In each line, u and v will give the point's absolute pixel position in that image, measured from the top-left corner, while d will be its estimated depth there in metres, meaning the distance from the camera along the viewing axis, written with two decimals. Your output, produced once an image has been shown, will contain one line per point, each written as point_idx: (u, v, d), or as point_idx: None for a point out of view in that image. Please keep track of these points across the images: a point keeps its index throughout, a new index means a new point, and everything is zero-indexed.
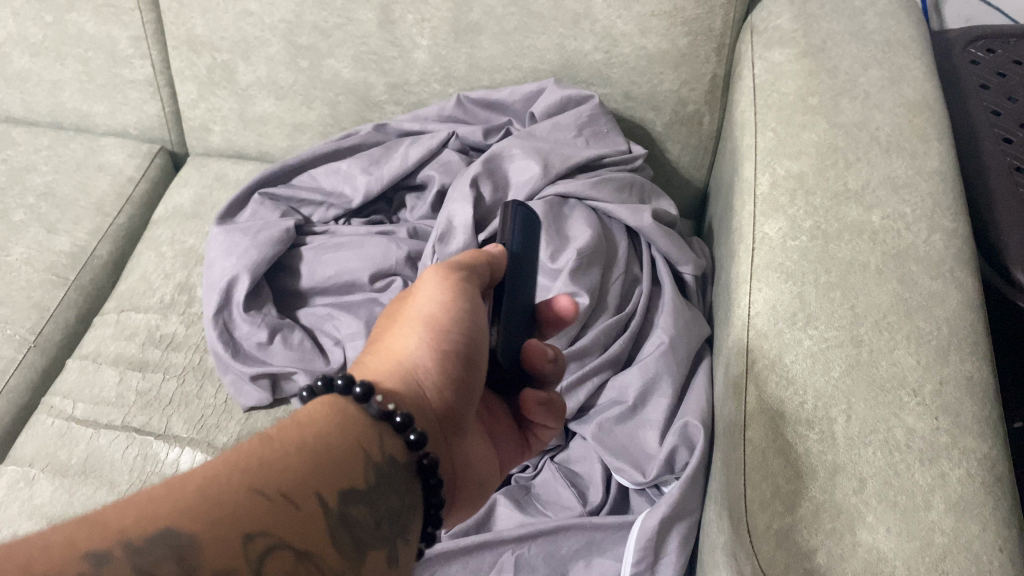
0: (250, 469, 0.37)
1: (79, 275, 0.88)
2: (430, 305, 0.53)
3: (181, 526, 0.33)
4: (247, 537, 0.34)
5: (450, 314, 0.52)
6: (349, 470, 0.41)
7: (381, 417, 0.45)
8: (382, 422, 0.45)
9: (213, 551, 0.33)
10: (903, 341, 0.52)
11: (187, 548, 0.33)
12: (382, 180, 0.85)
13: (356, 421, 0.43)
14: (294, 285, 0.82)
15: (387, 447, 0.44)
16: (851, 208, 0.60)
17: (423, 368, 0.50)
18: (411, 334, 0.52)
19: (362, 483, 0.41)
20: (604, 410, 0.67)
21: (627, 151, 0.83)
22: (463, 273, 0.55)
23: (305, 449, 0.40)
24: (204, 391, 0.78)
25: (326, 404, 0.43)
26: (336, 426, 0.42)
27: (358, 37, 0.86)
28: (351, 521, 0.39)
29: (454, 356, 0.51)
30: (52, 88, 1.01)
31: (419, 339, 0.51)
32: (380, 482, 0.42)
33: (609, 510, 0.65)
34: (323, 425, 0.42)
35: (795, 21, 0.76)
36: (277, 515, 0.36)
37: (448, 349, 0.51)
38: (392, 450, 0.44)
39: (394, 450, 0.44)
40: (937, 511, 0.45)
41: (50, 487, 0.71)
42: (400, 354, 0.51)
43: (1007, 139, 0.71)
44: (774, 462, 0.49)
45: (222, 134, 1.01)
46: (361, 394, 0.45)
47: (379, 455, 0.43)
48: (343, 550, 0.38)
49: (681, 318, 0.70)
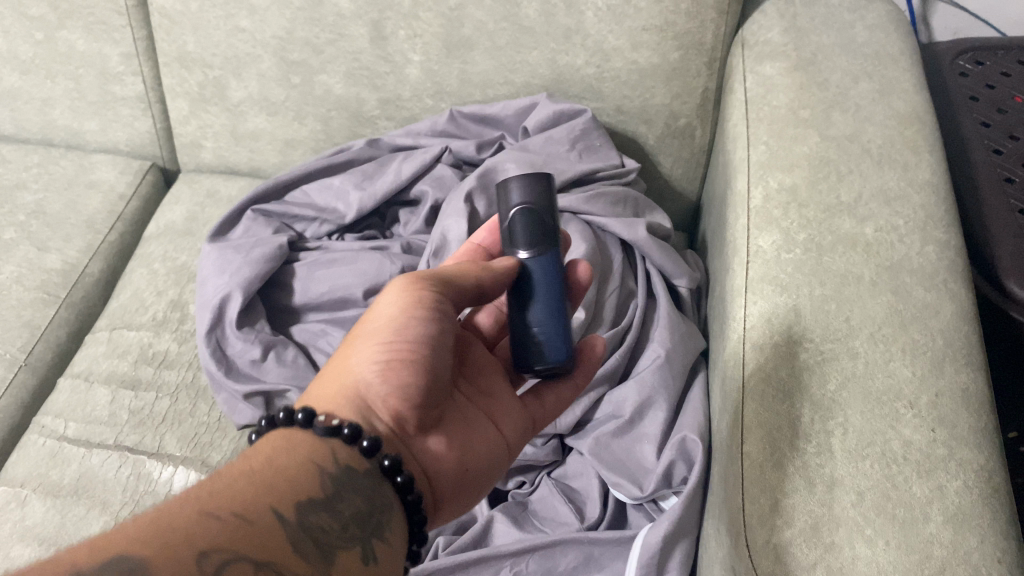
0: (199, 496, 0.38)
1: (70, 293, 0.88)
2: (380, 317, 0.51)
3: (134, 549, 0.34)
4: (202, 552, 0.35)
5: (396, 324, 0.50)
6: (304, 483, 0.42)
7: (328, 434, 0.45)
8: (331, 438, 0.46)
9: (168, 567, 0.33)
10: (899, 353, 0.52)
11: (141, 566, 0.33)
12: (375, 195, 0.85)
13: (302, 442, 0.45)
14: (287, 302, 0.81)
15: (341, 457, 0.45)
16: (844, 220, 0.60)
17: (364, 384, 0.49)
18: (358, 349, 0.51)
19: (321, 492, 0.42)
20: (601, 424, 0.67)
21: (620, 166, 0.84)
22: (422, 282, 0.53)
23: (254, 474, 0.41)
24: (198, 410, 0.78)
25: (273, 438, 0.45)
26: (284, 452, 0.44)
27: (350, 53, 0.86)
28: (313, 530, 0.40)
29: (402, 366, 0.49)
30: (42, 106, 1.01)
31: (364, 355, 0.50)
32: (342, 487, 0.43)
33: (607, 526, 0.65)
34: (270, 454, 0.43)
35: (784, 34, 0.77)
36: (231, 531, 0.37)
37: (392, 363, 0.49)
38: (346, 460, 0.45)
39: (349, 459, 0.45)
40: (935, 523, 0.45)
41: (41, 508, 0.70)
42: (344, 374, 0.50)
43: (996, 150, 0.72)
44: (772, 476, 0.49)
45: (214, 150, 1.01)
46: (302, 419, 0.46)
47: (333, 465, 0.44)
48: (308, 555, 0.39)
49: (678, 332, 0.70)
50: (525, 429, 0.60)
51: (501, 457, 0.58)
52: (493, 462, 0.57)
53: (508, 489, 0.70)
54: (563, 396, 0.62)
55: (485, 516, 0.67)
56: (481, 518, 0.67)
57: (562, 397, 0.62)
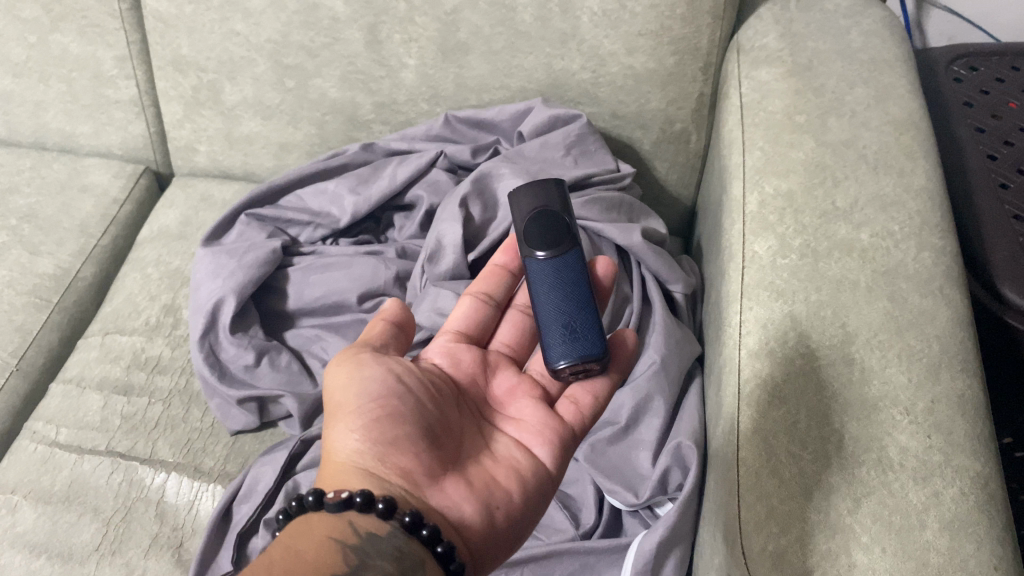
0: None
1: (63, 297, 0.87)
2: (338, 392, 0.53)
3: None
4: None
5: (349, 390, 0.52)
6: (325, 563, 0.44)
7: (341, 507, 0.47)
8: (346, 510, 0.47)
9: None
10: (895, 359, 0.52)
11: None
12: (369, 200, 0.85)
13: (319, 523, 0.47)
14: (282, 307, 0.81)
15: (360, 527, 0.46)
16: (840, 226, 0.60)
17: (350, 456, 0.50)
18: (334, 426, 0.52)
19: (343, 566, 0.44)
20: (596, 430, 0.66)
21: (615, 170, 0.83)
22: (360, 352, 0.55)
23: (278, 564, 0.43)
24: (190, 415, 0.77)
25: (294, 528, 0.47)
26: (305, 538, 0.46)
27: (344, 57, 0.86)
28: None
29: (376, 420, 0.51)
30: (35, 109, 1.01)
31: (344, 429, 0.51)
32: (365, 556, 0.45)
33: (602, 533, 0.65)
34: (293, 543, 0.45)
35: (780, 40, 0.77)
36: None
37: (365, 421, 0.51)
38: (366, 528, 0.46)
39: (369, 526, 0.46)
40: (932, 530, 0.45)
41: (33, 515, 0.69)
42: (334, 456, 0.51)
43: (991, 156, 0.72)
44: (768, 483, 0.49)
45: (208, 154, 1.01)
46: (314, 501, 0.48)
47: (353, 538, 0.46)
48: None
49: (673, 338, 0.69)
50: (563, 443, 0.57)
51: (541, 478, 0.55)
52: (530, 491, 0.54)
53: None
54: (595, 388, 0.60)
55: None
56: None
57: (592, 391, 0.60)
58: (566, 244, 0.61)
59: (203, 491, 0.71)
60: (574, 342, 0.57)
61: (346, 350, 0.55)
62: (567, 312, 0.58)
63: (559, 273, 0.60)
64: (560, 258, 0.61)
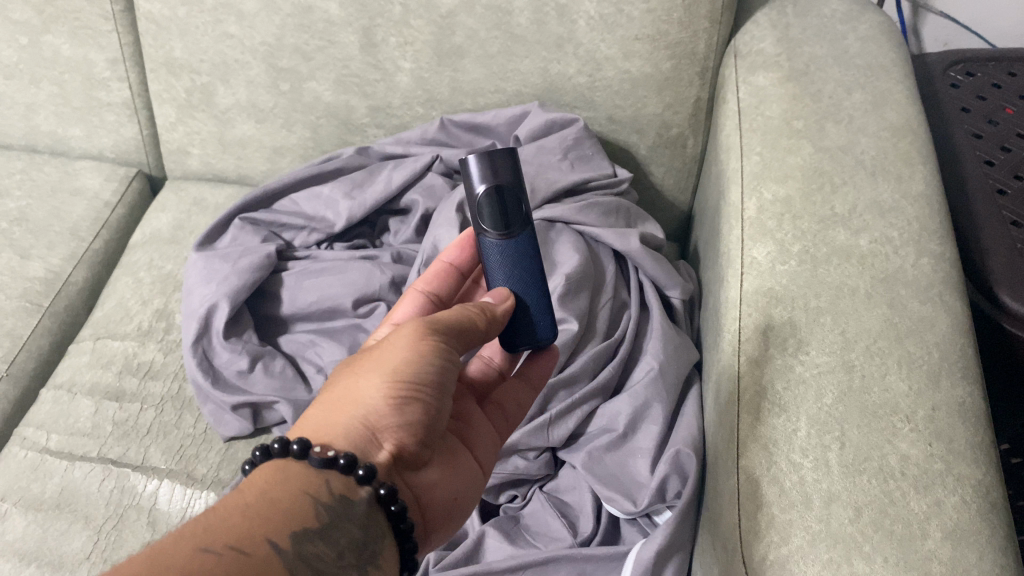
0: (194, 534, 0.39)
1: (53, 302, 0.86)
2: (391, 351, 0.50)
3: None
4: None
5: (411, 360, 0.49)
6: (296, 514, 0.42)
7: (324, 465, 0.44)
8: (327, 469, 0.45)
9: None
10: (895, 366, 0.52)
11: None
12: (364, 204, 0.84)
13: (296, 474, 0.44)
14: (276, 312, 0.80)
15: (335, 488, 0.44)
16: (839, 232, 0.60)
17: (370, 412, 0.48)
18: (363, 379, 0.50)
19: (315, 521, 0.42)
20: (594, 437, 0.66)
21: (612, 175, 0.83)
22: (440, 334, 0.52)
23: (249, 506, 0.41)
24: (183, 421, 0.76)
25: (269, 467, 0.45)
26: (279, 479, 0.44)
27: (339, 60, 0.85)
28: (310, 558, 0.41)
29: (411, 399, 0.49)
30: (26, 111, 1.00)
31: (372, 386, 0.49)
32: (337, 517, 0.43)
33: (600, 541, 0.64)
34: (265, 482, 0.43)
35: (777, 45, 0.76)
36: (228, 566, 0.38)
37: (403, 395, 0.48)
38: (340, 491, 0.44)
39: (344, 488, 0.45)
40: (934, 539, 0.44)
41: (22, 523, 0.69)
42: (352, 404, 0.49)
43: (989, 161, 0.72)
44: (770, 492, 0.49)
45: (201, 157, 1.00)
46: (299, 451, 0.45)
47: (327, 495, 0.44)
48: None
49: (671, 343, 0.69)
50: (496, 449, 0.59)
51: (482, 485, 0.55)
52: (475, 491, 0.54)
53: (499, 504, 0.69)
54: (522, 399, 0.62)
55: (476, 532, 0.66)
56: (472, 534, 0.66)
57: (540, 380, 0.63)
58: (515, 228, 0.57)
59: (196, 498, 0.70)
60: (539, 319, 0.58)
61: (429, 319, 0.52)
62: (519, 289, 0.57)
63: (508, 254, 0.57)
64: (513, 236, 0.57)
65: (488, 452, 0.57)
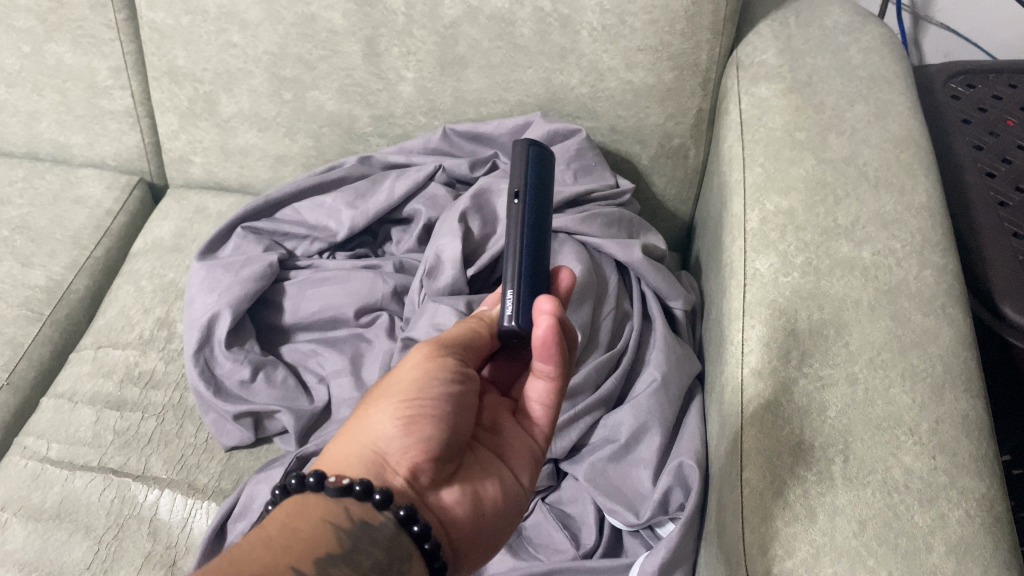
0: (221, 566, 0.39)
1: (54, 310, 0.86)
2: (398, 376, 0.51)
3: None
4: None
5: (416, 381, 0.50)
6: (318, 543, 0.42)
7: (340, 493, 0.45)
8: (344, 496, 0.45)
9: None
10: (898, 379, 0.52)
11: None
12: (367, 213, 0.84)
13: (314, 505, 0.45)
14: (278, 321, 0.80)
15: (355, 514, 0.44)
16: (841, 244, 0.60)
17: (382, 439, 0.48)
18: (372, 407, 0.50)
19: (337, 547, 0.43)
20: (597, 448, 0.66)
21: (615, 185, 0.83)
22: (447, 353, 0.52)
23: (271, 540, 0.42)
24: (184, 430, 0.76)
25: (288, 505, 0.45)
26: (297, 514, 0.44)
27: (342, 69, 0.86)
28: None
29: (421, 417, 0.49)
30: (28, 119, 1.00)
31: (380, 412, 0.49)
32: (359, 541, 0.43)
33: (602, 553, 0.64)
34: (284, 518, 0.44)
35: (779, 56, 0.77)
36: None
37: (412, 415, 0.49)
38: (360, 516, 0.45)
39: (364, 514, 0.45)
40: (938, 553, 0.44)
41: (23, 533, 0.68)
42: (365, 433, 0.49)
43: (990, 173, 0.72)
44: (774, 504, 0.48)
45: (203, 165, 1.00)
46: (314, 482, 0.46)
47: (348, 522, 0.44)
48: None
49: (673, 355, 0.69)
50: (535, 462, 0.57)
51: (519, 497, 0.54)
52: (512, 506, 0.53)
53: None
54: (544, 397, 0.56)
55: None
56: None
57: (549, 351, 0.52)
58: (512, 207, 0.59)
59: (197, 508, 0.70)
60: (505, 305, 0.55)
61: (434, 341, 0.53)
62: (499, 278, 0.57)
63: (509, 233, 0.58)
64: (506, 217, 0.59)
65: (523, 463, 0.56)
